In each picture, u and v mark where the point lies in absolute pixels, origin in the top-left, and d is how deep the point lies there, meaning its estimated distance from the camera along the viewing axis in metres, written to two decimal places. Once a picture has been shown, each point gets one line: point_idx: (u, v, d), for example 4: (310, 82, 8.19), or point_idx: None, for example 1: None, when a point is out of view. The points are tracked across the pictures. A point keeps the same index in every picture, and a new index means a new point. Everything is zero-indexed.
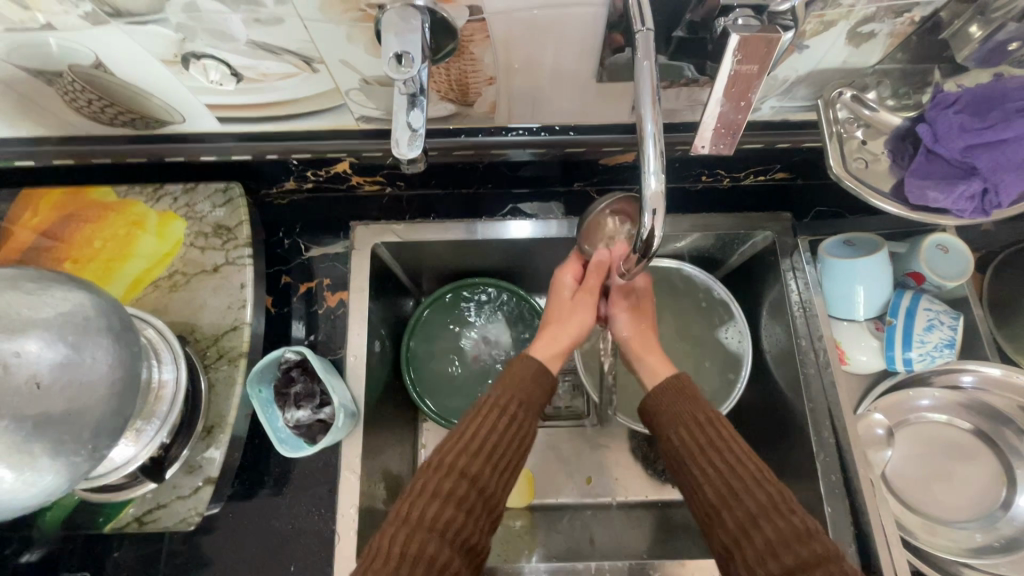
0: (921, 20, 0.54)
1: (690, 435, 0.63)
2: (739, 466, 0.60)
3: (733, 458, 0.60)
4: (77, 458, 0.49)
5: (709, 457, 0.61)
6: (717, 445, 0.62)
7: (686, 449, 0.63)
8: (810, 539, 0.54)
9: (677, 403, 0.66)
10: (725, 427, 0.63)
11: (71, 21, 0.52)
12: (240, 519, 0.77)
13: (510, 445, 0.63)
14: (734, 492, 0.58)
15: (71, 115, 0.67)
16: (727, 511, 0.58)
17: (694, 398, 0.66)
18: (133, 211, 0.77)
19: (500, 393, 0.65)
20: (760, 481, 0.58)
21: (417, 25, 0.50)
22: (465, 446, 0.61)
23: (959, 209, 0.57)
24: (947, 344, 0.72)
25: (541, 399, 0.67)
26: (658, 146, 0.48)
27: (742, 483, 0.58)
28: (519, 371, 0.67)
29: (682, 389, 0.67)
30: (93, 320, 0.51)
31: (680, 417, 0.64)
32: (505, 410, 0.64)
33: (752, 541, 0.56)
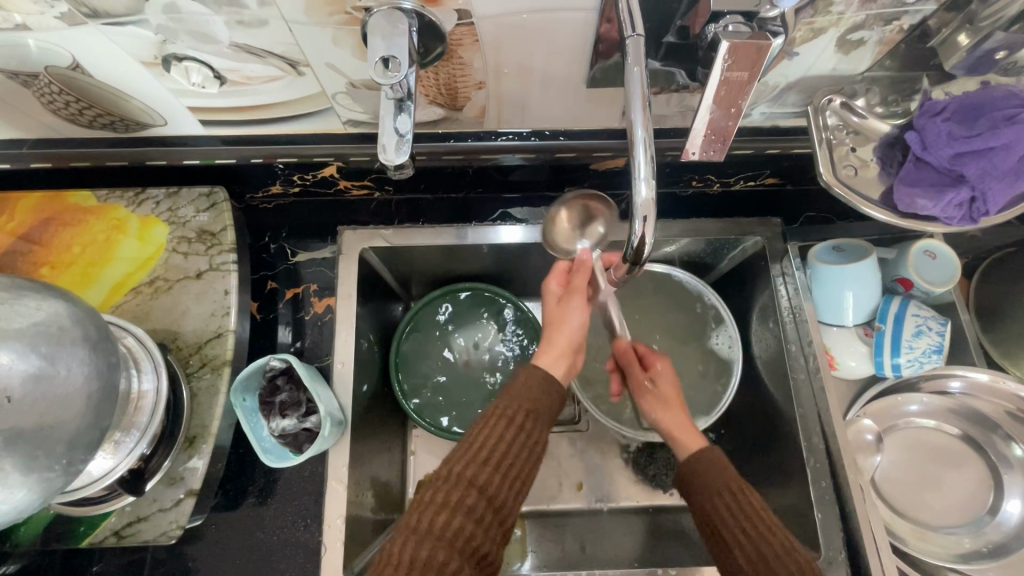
0: (909, 28, 0.54)
1: (730, 512, 0.59)
2: (772, 537, 0.57)
3: (766, 529, 0.57)
4: (50, 473, 0.48)
5: (743, 530, 0.58)
6: (750, 514, 0.59)
7: (721, 521, 0.59)
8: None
9: (711, 472, 0.62)
10: (755, 496, 0.60)
11: (46, 22, 0.50)
12: (223, 531, 0.76)
13: (520, 455, 0.61)
14: (767, 564, 0.56)
15: (48, 117, 0.65)
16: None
17: (729, 469, 0.62)
18: (113, 215, 0.75)
19: (506, 401, 0.63)
20: (789, 551, 0.56)
21: (404, 29, 0.49)
22: (474, 456, 0.59)
23: (947, 216, 0.57)
24: (935, 350, 0.73)
25: (547, 408, 0.65)
26: (648, 152, 0.48)
27: (774, 554, 0.56)
28: (526, 381, 0.65)
29: (718, 460, 0.63)
30: (68, 330, 0.50)
31: (716, 490, 0.61)
32: (514, 420, 0.62)
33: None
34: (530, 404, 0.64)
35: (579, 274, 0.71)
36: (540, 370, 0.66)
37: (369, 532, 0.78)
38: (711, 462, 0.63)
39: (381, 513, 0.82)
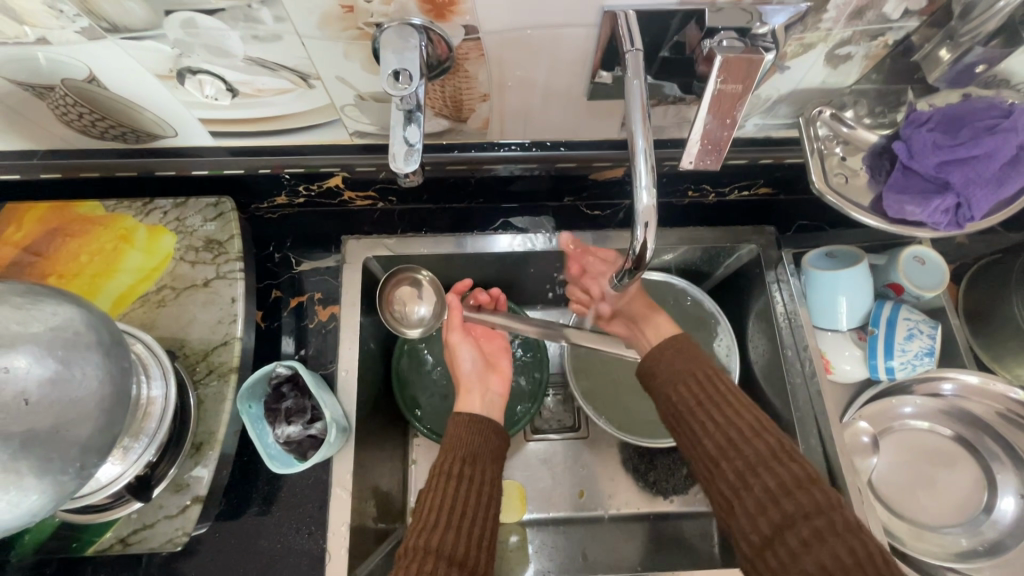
0: (893, 43, 0.57)
1: (707, 407, 0.64)
2: (737, 418, 0.62)
3: (731, 410, 0.63)
4: (64, 476, 0.48)
5: (710, 412, 0.64)
6: (714, 398, 0.65)
7: (686, 406, 0.66)
8: (808, 484, 0.55)
9: (679, 362, 0.70)
10: (721, 383, 0.67)
11: (66, 36, 0.52)
12: (226, 539, 0.76)
13: (467, 502, 0.63)
14: (733, 442, 0.61)
15: (61, 129, 0.66)
16: (726, 463, 0.60)
17: (694, 357, 0.70)
18: (121, 225, 0.76)
19: (440, 458, 0.67)
20: (759, 432, 0.61)
21: (414, 44, 0.51)
22: (425, 522, 0.60)
23: (935, 221, 0.59)
24: (927, 353, 0.74)
25: (484, 448, 0.69)
26: (649, 161, 0.50)
27: (740, 434, 0.61)
28: (453, 433, 0.69)
29: (682, 349, 0.71)
30: (83, 336, 0.50)
31: (682, 379, 0.68)
32: (451, 473, 0.65)
33: (750, 492, 0.57)
34: (465, 451, 0.68)
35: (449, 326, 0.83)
36: (465, 417, 0.71)
37: (372, 540, 0.79)
38: (673, 352, 0.71)
39: (384, 521, 0.82)
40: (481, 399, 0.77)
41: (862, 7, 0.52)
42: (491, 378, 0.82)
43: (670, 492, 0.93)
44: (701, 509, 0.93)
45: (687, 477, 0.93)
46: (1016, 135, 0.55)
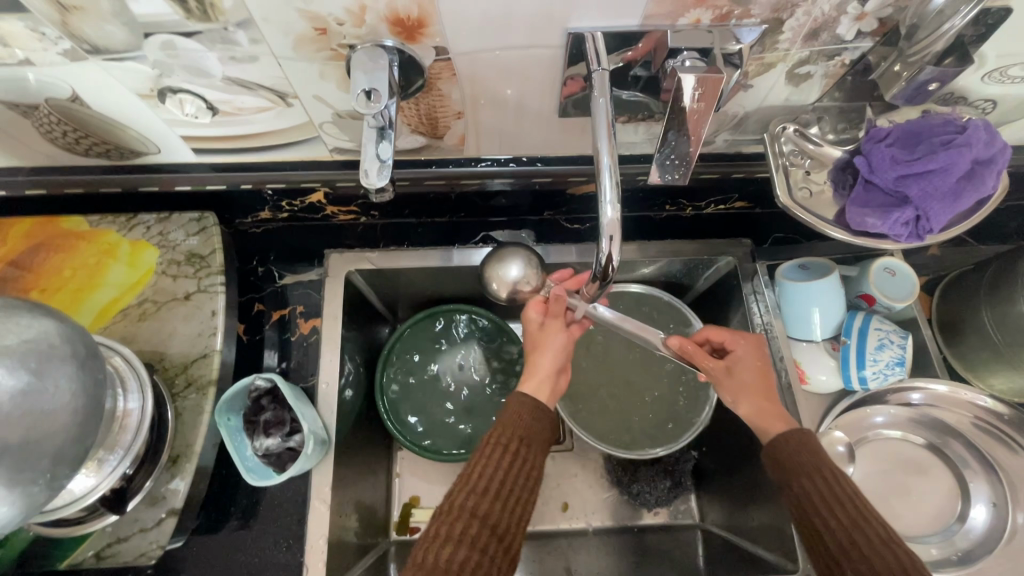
0: (851, 62, 0.60)
1: (828, 506, 0.59)
2: (864, 522, 0.57)
3: (858, 513, 0.58)
4: (33, 488, 0.49)
5: (834, 510, 0.59)
6: (841, 499, 0.59)
7: (810, 501, 0.60)
8: None
9: (805, 454, 0.63)
10: (849, 484, 0.60)
11: (49, 57, 0.54)
12: (204, 553, 0.76)
13: (518, 481, 0.61)
14: (858, 547, 0.56)
15: (46, 147, 0.68)
16: (849, 565, 0.56)
17: (817, 451, 0.63)
18: (104, 240, 0.78)
19: (497, 427, 0.64)
20: (889, 540, 0.56)
21: (385, 63, 0.53)
22: (474, 485, 0.59)
23: (896, 233, 0.61)
24: (898, 362, 0.76)
25: (541, 433, 0.65)
26: (613, 177, 0.52)
27: (868, 541, 0.56)
28: (517, 408, 0.65)
29: (807, 441, 0.64)
30: (57, 348, 0.51)
31: (805, 475, 0.62)
32: (509, 448, 0.62)
33: None
34: (523, 431, 0.64)
35: (529, 321, 0.71)
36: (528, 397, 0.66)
37: (352, 554, 0.79)
38: (797, 443, 0.64)
39: (364, 536, 0.82)
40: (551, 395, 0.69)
41: (817, 29, 0.55)
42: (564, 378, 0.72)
43: (653, 504, 0.93)
44: (685, 522, 0.93)
45: (670, 490, 0.93)
46: (970, 150, 0.57)
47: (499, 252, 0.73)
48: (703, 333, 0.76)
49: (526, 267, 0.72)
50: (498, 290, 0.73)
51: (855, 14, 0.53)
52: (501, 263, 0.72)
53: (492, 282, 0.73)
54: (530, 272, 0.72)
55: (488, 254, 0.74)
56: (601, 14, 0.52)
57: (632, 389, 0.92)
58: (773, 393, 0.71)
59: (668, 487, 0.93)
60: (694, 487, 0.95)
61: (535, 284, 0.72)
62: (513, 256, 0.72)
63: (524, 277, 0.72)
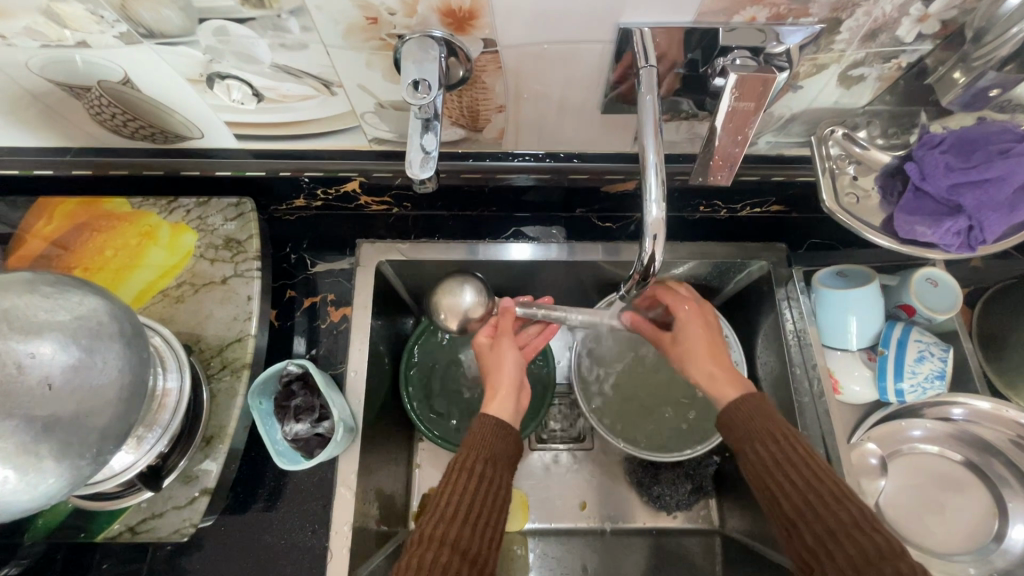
0: (907, 65, 0.58)
1: (781, 467, 0.60)
2: (818, 483, 0.57)
3: (812, 472, 0.58)
4: (81, 461, 0.50)
5: (788, 473, 0.59)
6: (793, 460, 0.60)
7: (760, 465, 0.61)
8: (896, 559, 0.50)
9: (755, 418, 0.64)
10: (800, 443, 0.61)
11: (105, 40, 0.55)
12: (231, 533, 0.77)
13: (485, 504, 0.61)
14: (812, 507, 0.56)
15: (94, 128, 0.69)
16: (805, 528, 0.56)
17: (770, 415, 0.64)
18: (145, 222, 0.79)
19: (461, 454, 0.65)
20: (841, 497, 0.56)
21: (435, 55, 0.53)
22: (443, 513, 0.59)
23: (946, 243, 0.59)
24: (938, 376, 0.74)
25: (504, 454, 0.66)
26: (659, 175, 0.51)
27: (821, 500, 0.56)
28: (477, 431, 0.67)
29: (759, 406, 0.65)
30: (106, 325, 0.52)
31: (757, 438, 0.62)
32: (475, 472, 0.62)
33: (833, 561, 0.53)
34: (486, 453, 0.65)
35: (479, 344, 0.78)
36: (488, 418, 0.68)
37: (373, 542, 0.79)
38: (748, 408, 0.65)
39: (385, 524, 0.83)
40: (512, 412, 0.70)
41: (876, 29, 0.53)
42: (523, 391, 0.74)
43: (673, 507, 0.92)
44: (704, 527, 0.92)
45: (691, 493, 0.92)
46: None
47: (443, 281, 0.81)
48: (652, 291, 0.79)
49: (475, 295, 0.80)
50: (448, 319, 0.81)
51: (917, 15, 0.52)
52: (450, 296, 0.81)
53: (442, 311, 0.81)
54: (480, 300, 0.80)
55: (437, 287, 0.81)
56: (655, 9, 0.51)
57: (658, 393, 0.92)
58: (722, 357, 0.71)
59: (689, 490, 0.92)
60: (715, 493, 0.93)
61: (483, 315, 0.81)
62: (458, 286, 0.81)
63: (475, 302, 0.80)
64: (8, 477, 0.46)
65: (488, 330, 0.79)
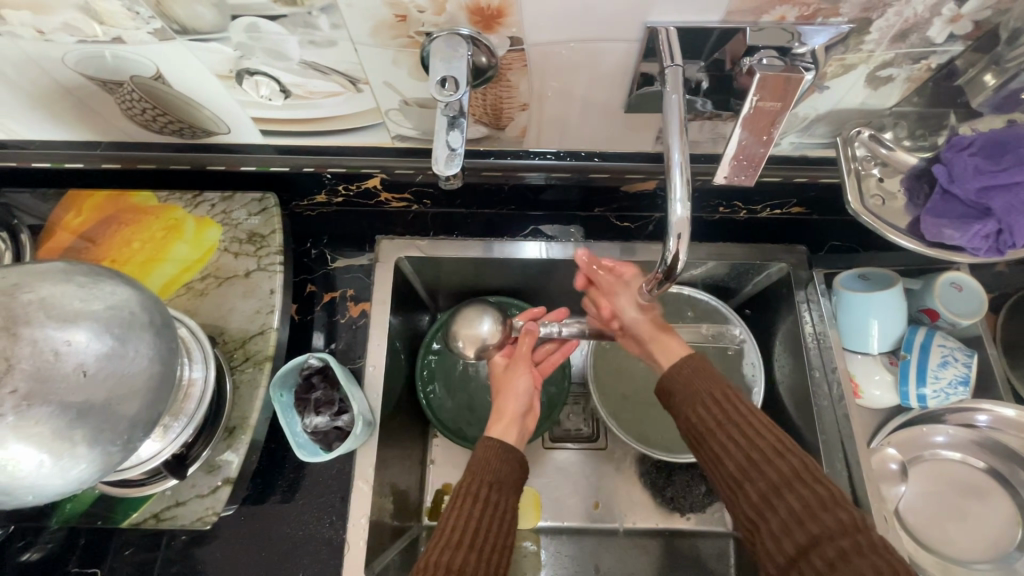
0: (937, 67, 0.57)
1: (722, 425, 0.61)
2: (760, 440, 0.59)
3: (754, 430, 0.59)
4: (112, 448, 0.51)
5: (729, 432, 0.60)
6: (734, 418, 0.61)
7: (704, 425, 0.62)
8: (836, 507, 0.52)
9: (696, 379, 0.65)
10: (740, 400, 0.62)
11: (139, 36, 0.56)
12: (250, 523, 0.78)
13: (492, 529, 0.62)
14: (754, 462, 0.58)
15: (124, 123, 0.71)
16: (749, 486, 0.57)
17: (710, 375, 0.65)
18: (171, 216, 0.81)
19: (466, 478, 0.65)
20: (782, 451, 0.58)
21: (463, 53, 0.54)
22: (448, 540, 0.60)
23: (974, 246, 0.58)
24: (961, 382, 0.73)
25: (510, 475, 0.67)
26: (684, 175, 0.51)
27: (763, 456, 0.57)
28: (482, 456, 0.67)
29: (698, 366, 0.66)
30: (137, 316, 0.53)
31: (700, 398, 0.64)
32: (480, 497, 0.63)
33: (777, 515, 0.54)
34: (491, 478, 0.66)
35: (495, 366, 0.82)
36: (493, 443, 0.68)
37: (388, 536, 0.80)
38: (689, 369, 0.66)
39: (400, 518, 0.84)
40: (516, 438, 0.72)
41: (907, 30, 0.53)
42: (528, 417, 0.78)
43: (688, 509, 0.92)
44: (718, 529, 0.92)
45: (705, 495, 0.92)
46: None
47: (463, 307, 0.85)
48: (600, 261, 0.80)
49: (493, 323, 0.84)
50: (466, 346, 0.84)
51: (949, 16, 0.51)
52: (469, 323, 0.84)
53: (460, 339, 0.84)
54: (497, 327, 0.83)
55: (455, 314, 0.85)
56: (683, 8, 0.51)
57: None
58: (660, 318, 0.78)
59: (704, 493, 0.92)
60: None
61: (501, 339, 0.83)
62: (477, 313, 0.84)
63: (491, 330, 0.83)
64: (43, 461, 0.47)
65: (505, 352, 0.84)
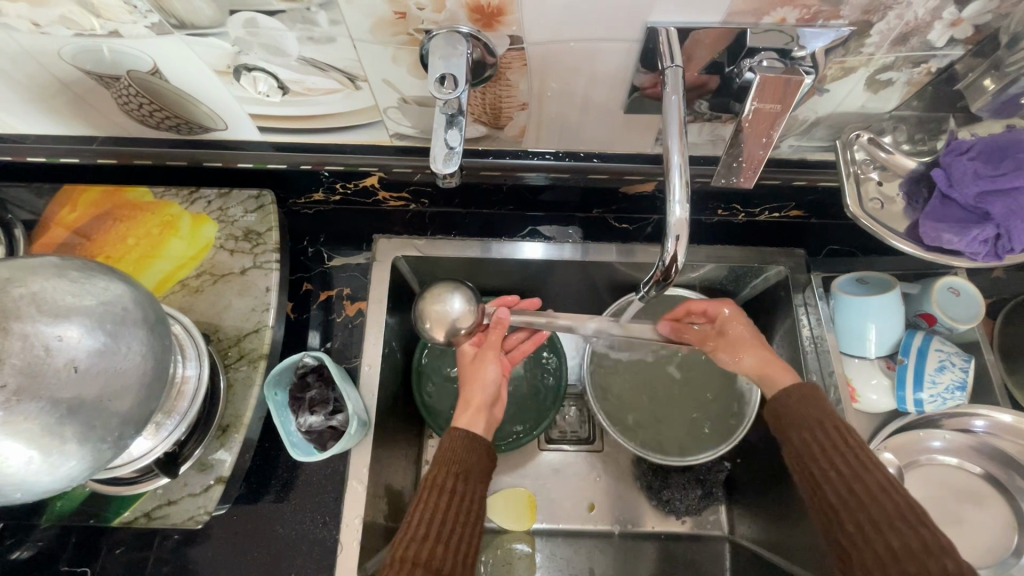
0: (936, 71, 0.57)
1: (827, 454, 0.62)
2: (863, 473, 0.59)
3: (859, 463, 0.60)
4: (102, 445, 0.51)
5: (834, 462, 0.61)
6: (842, 449, 0.61)
7: (811, 454, 0.63)
8: (940, 553, 0.52)
9: (805, 408, 0.65)
10: (851, 433, 0.62)
11: (137, 30, 0.55)
12: (243, 522, 0.78)
13: (457, 520, 0.62)
14: (857, 494, 0.58)
15: (121, 118, 0.70)
16: (847, 516, 0.58)
17: (823, 406, 0.65)
18: (166, 212, 0.80)
19: (433, 470, 0.66)
20: (886, 488, 0.58)
21: (463, 51, 0.53)
22: (415, 534, 0.60)
23: (973, 251, 0.58)
24: (958, 387, 0.73)
25: (477, 465, 0.67)
26: (684, 176, 0.51)
27: (865, 489, 0.58)
28: (449, 446, 0.68)
29: (810, 396, 0.66)
30: (130, 312, 0.53)
31: (808, 426, 0.64)
32: (445, 488, 0.64)
33: (873, 548, 0.56)
34: (457, 468, 0.66)
35: (464, 354, 0.80)
36: (459, 432, 0.69)
37: (382, 537, 0.79)
38: (799, 398, 0.66)
39: (394, 519, 0.83)
40: (484, 427, 0.72)
41: (907, 33, 0.53)
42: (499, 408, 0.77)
43: (682, 512, 0.91)
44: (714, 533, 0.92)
45: (701, 499, 0.91)
46: None
47: (432, 288, 0.80)
48: (687, 305, 0.81)
49: (466, 304, 0.79)
50: (437, 329, 0.79)
51: (950, 20, 0.51)
52: (437, 306, 0.79)
53: (429, 321, 0.79)
54: (469, 308, 0.79)
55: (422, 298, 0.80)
56: (683, 8, 0.51)
57: (669, 398, 0.92)
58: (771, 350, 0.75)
59: (699, 496, 0.91)
60: (725, 499, 0.93)
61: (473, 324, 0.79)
62: (446, 294, 0.79)
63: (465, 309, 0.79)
64: (32, 458, 0.46)
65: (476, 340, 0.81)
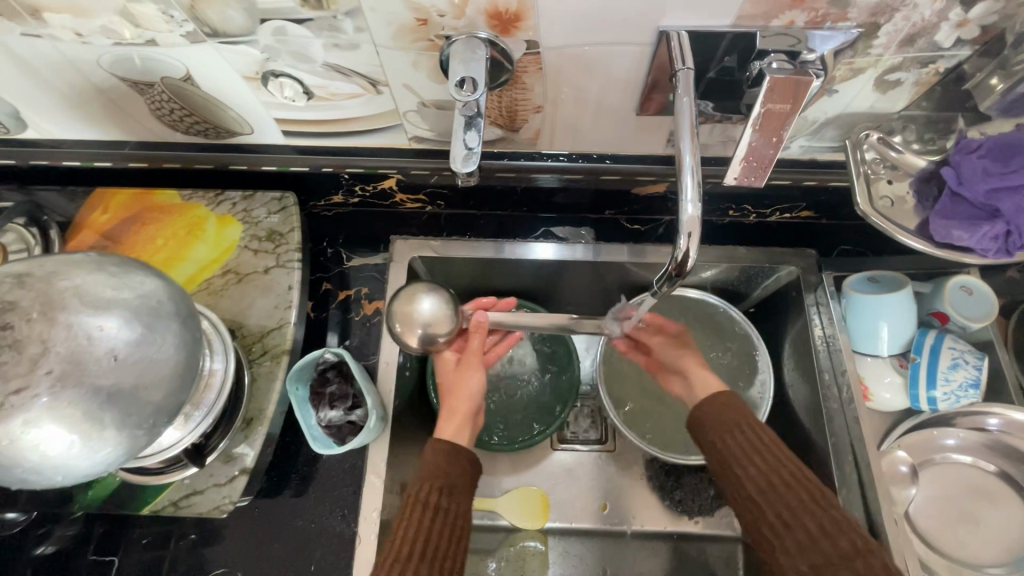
0: (945, 71, 0.59)
1: (747, 452, 0.65)
2: (781, 468, 0.62)
3: (777, 458, 0.63)
4: (137, 432, 0.53)
5: (753, 458, 0.64)
6: (758, 446, 0.65)
7: (733, 452, 0.65)
8: (848, 531, 0.57)
9: (727, 410, 0.69)
10: (766, 433, 0.66)
11: (173, 39, 0.58)
12: (265, 514, 0.80)
13: (442, 535, 0.64)
14: (777, 488, 0.61)
15: (152, 123, 0.73)
16: (768, 509, 0.61)
17: (739, 408, 0.69)
18: (193, 214, 0.83)
19: (416, 485, 0.67)
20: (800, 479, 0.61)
21: (482, 54, 0.55)
22: (399, 551, 0.61)
23: (983, 248, 0.59)
24: (972, 384, 0.74)
25: (460, 477, 0.69)
26: (695, 177, 0.52)
27: (784, 482, 0.61)
28: (432, 460, 0.70)
29: (729, 400, 0.70)
30: (164, 305, 0.55)
31: (729, 427, 0.67)
32: (429, 503, 0.65)
33: (794, 536, 0.58)
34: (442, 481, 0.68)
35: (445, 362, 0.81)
36: (444, 446, 0.71)
37: None
38: (720, 403, 0.70)
39: None
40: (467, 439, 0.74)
41: (914, 35, 0.54)
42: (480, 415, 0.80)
43: (695, 511, 0.91)
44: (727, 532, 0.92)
45: (715, 498, 0.91)
46: None
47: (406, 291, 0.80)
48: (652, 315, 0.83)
49: (439, 308, 0.79)
50: (413, 334, 0.79)
51: (957, 21, 0.52)
52: (412, 312, 0.79)
53: (403, 324, 0.79)
54: (444, 311, 0.80)
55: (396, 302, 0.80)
56: (693, 13, 0.53)
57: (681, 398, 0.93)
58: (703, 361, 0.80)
59: (712, 496, 0.91)
60: None
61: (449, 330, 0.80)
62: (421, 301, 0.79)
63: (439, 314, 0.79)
64: (73, 442, 0.49)
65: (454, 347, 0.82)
